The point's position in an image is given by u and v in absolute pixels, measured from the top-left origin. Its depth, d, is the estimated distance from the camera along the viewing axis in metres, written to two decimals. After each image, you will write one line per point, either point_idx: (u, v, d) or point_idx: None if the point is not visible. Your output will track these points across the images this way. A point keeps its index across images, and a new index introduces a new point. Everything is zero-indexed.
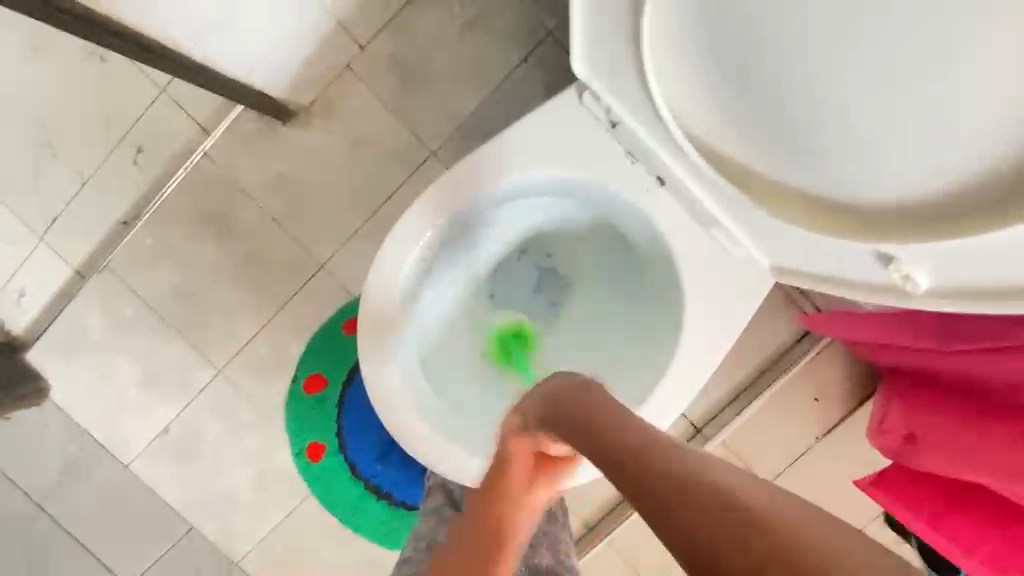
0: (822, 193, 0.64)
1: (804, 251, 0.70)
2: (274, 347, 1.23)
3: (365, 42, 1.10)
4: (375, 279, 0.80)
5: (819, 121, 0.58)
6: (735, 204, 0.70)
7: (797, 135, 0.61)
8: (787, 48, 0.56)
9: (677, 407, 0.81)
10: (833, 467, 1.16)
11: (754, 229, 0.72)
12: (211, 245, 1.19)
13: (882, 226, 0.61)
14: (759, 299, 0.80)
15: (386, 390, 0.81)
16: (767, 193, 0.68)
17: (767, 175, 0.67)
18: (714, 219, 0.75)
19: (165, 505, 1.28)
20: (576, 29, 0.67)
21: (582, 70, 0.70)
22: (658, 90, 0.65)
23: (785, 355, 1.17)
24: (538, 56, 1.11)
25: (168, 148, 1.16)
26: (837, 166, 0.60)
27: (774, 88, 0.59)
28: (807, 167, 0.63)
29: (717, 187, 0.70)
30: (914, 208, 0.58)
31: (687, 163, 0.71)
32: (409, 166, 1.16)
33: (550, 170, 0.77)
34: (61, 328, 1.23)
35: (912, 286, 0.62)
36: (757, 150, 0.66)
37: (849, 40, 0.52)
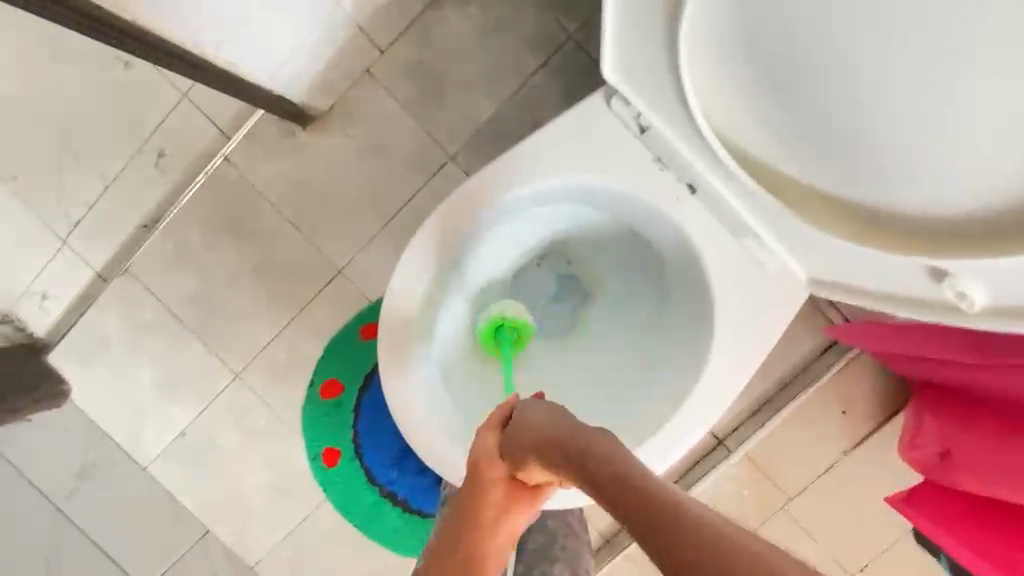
0: (862, 203, 0.63)
1: (843, 263, 0.69)
2: (290, 352, 1.23)
3: (385, 46, 1.09)
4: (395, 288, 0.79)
5: (863, 128, 0.57)
6: (769, 209, 0.69)
7: (838, 142, 0.59)
8: (832, 54, 0.54)
9: (703, 422, 0.79)
10: (860, 483, 1.12)
11: (786, 235, 0.71)
12: (230, 249, 1.19)
13: (925, 241, 0.61)
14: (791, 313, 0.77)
15: (407, 400, 0.81)
16: (804, 203, 0.67)
17: (805, 184, 0.66)
18: (747, 228, 0.73)
19: (182, 508, 1.29)
20: (608, 34, 0.65)
21: (613, 75, 0.68)
22: (693, 95, 0.63)
23: (809, 366, 1.14)
24: (559, 60, 1.09)
25: (190, 152, 1.17)
26: (879, 176, 0.59)
27: (814, 94, 0.57)
28: (846, 174, 0.61)
29: (751, 196, 0.70)
30: (960, 223, 0.58)
31: (720, 170, 0.70)
32: (428, 170, 1.14)
33: (577, 178, 0.75)
34: (83, 330, 1.24)
35: (967, 305, 0.60)
36: (793, 157, 0.64)
37: (901, 46, 0.50)
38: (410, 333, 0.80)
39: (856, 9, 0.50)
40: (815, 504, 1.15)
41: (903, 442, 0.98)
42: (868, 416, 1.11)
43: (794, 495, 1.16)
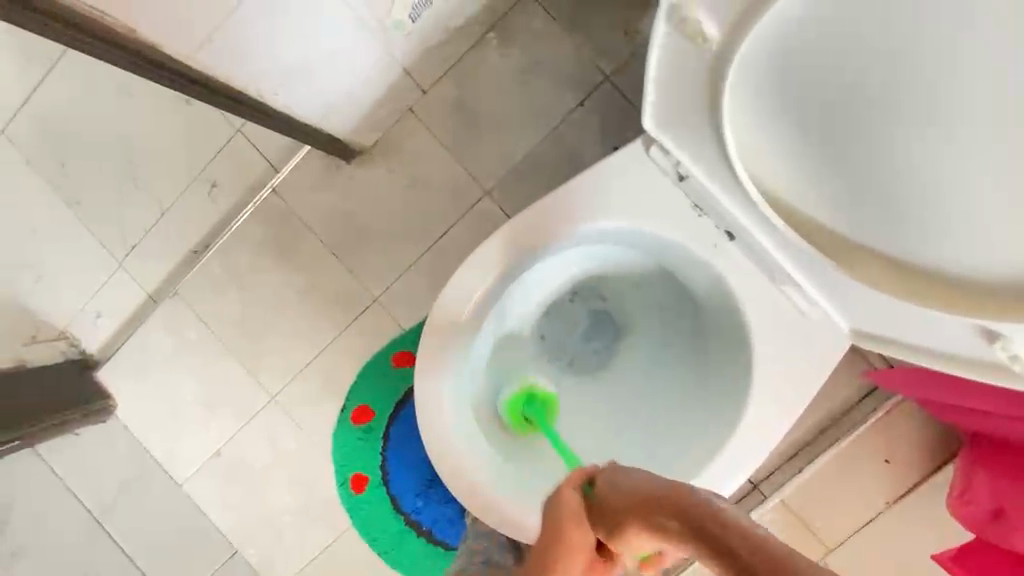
0: (905, 258, 0.63)
1: (886, 315, 0.69)
2: (325, 377, 1.26)
3: (427, 86, 1.14)
4: (434, 324, 0.79)
5: (905, 184, 0.57)
6: (811, 259, 0.69)
7: (883, 197, 0.60)
8: (881, 111, 0.54)
9: (743, 470, 0.78)
10: (905, 537, 1.07)
11: (826, 283, 0.71)
12: (273, 275, 1.24)
13: (970, 301, 0.60)
14: (830, 363, 0.76)
15: (442, 432, 0.81)
16: (846, 256, 0.67)
17: (847, 237, 0.66)
18: (787, 275, 0.73)
19: (213, 527, 1.31)
20: (651, 88, 0.66)
21: (654, 125, 0.69)
22: (734, 149, 0.64)
23: (849, 412, 1.10)
24: (594, 100, 1.12)
25: (240, 182, 1.24)
26: (928, 232, 0.59)
27: (856, 149, 0.58)
28: (890, 228, 0.61)
29: (791, 245, 0.69)
30: (1006, 288, 0.57)
31: (759, 219, 0.70)
32: (464, 205, 1.18)
33: (616, 224, 0.76)
34: (133, 348, 1.30)
35: (1019, 365, 0.60)
36: (828, 210, 0.65)
37: (949, 105, 0.51)
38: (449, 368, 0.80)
39: (913, 71, 0.50)
40: (857, 557, 1.10)
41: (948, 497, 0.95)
42: (914, 466, 1.06)
43: (832, 546, 1.11)
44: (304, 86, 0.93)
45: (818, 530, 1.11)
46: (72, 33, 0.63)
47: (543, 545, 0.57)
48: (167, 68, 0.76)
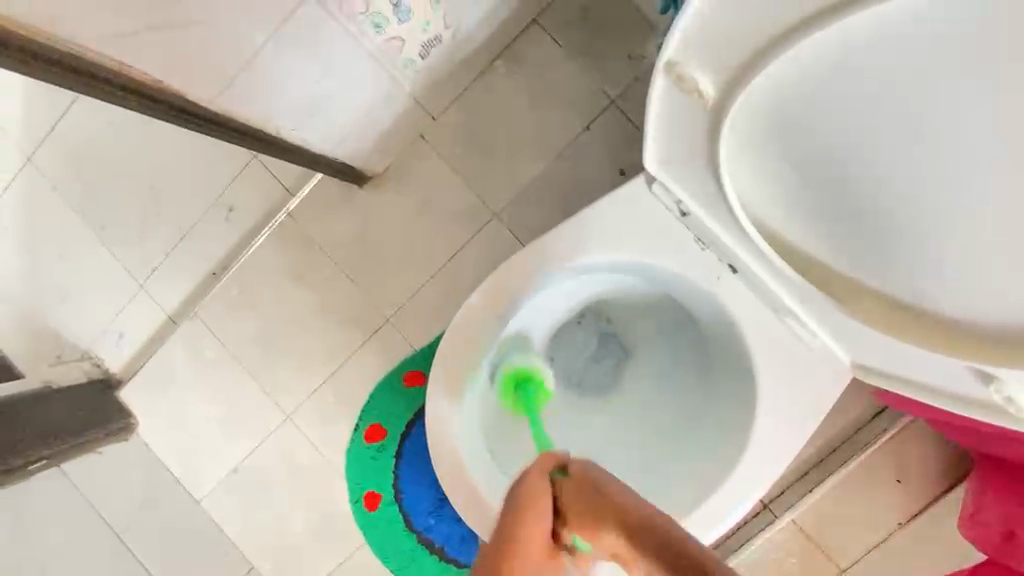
0: (902, 298, 0.64)
1: (887, 353, 0.69)
2: (339, 396, 1.28)
3: (437, 113, 1.17)
4: (443, 354, 0.81)
5: (900, 230, 0.58)
6: (810, 293, 0.70)
7: (878, 240, 0.61)
8: (873, 161, 0.55)
9: (750, 495, 0.77)
10: (919, 558, 1.06)
11: (826, 318, 0.71)
12: (288, 297, 1.28)
13: (968, 344, 0.61)
14: (836, 395, 0.76)
15: (452, 460, 0.82)
16: (846, 293, 0.68)
17: (846, 275, 0.67)
18: (790, 310, 0.74)
19: (230, 544, 1.34)
20: (650, 130, 0.67)
21: (654, 164, 0.70)
22: (731, 191, 0.66)
23: (860, 431, 1.10)
24: (600, 124, 1.14)
25: (257, 207, 1.27)
26: (924, 277, 0.59)
27: (852, 194, 0.59)
28: (886, 270, 0.62)
29: (790, 281, 0.71)
30: (1002, 338, 0.58)
31: (759, 255, 0.71)
32: (473, 228, 1.20)
33: (621, 257, 0.78)
34: (154, 368, 1.34)
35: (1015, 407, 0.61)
36: (827, 248, 0.66)
37: (937, 160, 0.52)
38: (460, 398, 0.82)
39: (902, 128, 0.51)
40: None
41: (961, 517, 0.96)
42: (926, 486, 1.06)
43: (845, 566, 1.10)
44: (319, 120, 0.96)
45: (830, 550, 1.11)
46: (83, 80, 0.66)
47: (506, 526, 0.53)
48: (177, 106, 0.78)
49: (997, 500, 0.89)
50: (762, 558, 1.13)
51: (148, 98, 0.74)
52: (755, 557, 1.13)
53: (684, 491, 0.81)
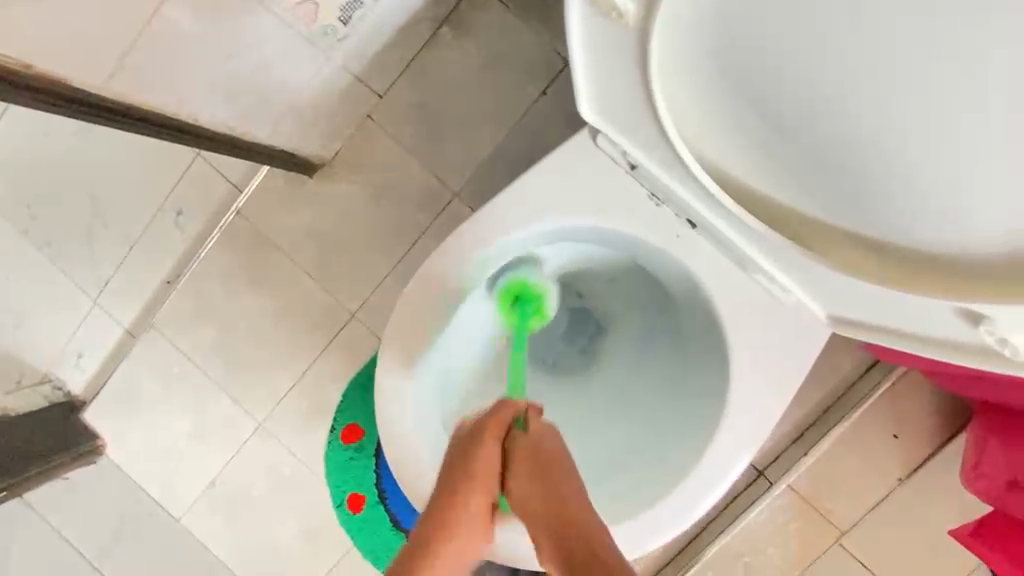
0: (868, 233, 0.59)
1: (859, 299, 0.64)
2: (312, 398, 1.23)
3: (384, 91, 1.10)
4: (389, 342, 0.75)
5: (857, 155, 0.53)
6: (773, 241, 0.64)
7: (833, 168, 0.56)
8: (818, 79, 0.50)
9: (738, 467, 0.72)
10: (923, 512, 1.02)
11: (793, 268, 0.66)
12: (247, 300, 1.21)
13: (934, 274, 0.57)
14: (813, 353, 0.71)
15: (409, 453, 0.76)
16: (811, 235, 0.63)
17: (809, 216, 0.62)
18: (755, 263, 0.68)
19: (216, 560, 1.29)
20: (580, 76, 0.62)
21: (591, 113, 0.65)
22: (673, 129, 0.60)
23: (852, 389, 1.05)
24: (557, 87, 1.07)
25: (206, 208, 1.20)
26: (890, 201, 0.55)
27: (800, 120, 0.54)
28: (851, 200, 0.57)
29: (748, 229, 0.65)
30: (984, 258, 0.53)
31: (715, 205, 0.66)
32: (433, 209, 1.14)
33: (574, 220, 0.71)
34: (116, 387, 1.28)
35: (1011, 350, 0.56)
36: (786, 186, 0.61)
37: (883, 70, 0.47)
38: (408, 385, 0.75)
39: (846, 33, 0.46)
40: (873, 538, 1.05)
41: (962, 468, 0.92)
42: (925, 438, 1.02)
43: (846, 529, 1.06)
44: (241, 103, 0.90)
45: (831, 513, 1.07)
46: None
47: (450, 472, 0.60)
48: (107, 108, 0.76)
49: (1000, 448, 0.85)
50: (762, 527, 1.09)
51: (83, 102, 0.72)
52: (754, 525, 1.10)
53: (665, 465, 0.76)
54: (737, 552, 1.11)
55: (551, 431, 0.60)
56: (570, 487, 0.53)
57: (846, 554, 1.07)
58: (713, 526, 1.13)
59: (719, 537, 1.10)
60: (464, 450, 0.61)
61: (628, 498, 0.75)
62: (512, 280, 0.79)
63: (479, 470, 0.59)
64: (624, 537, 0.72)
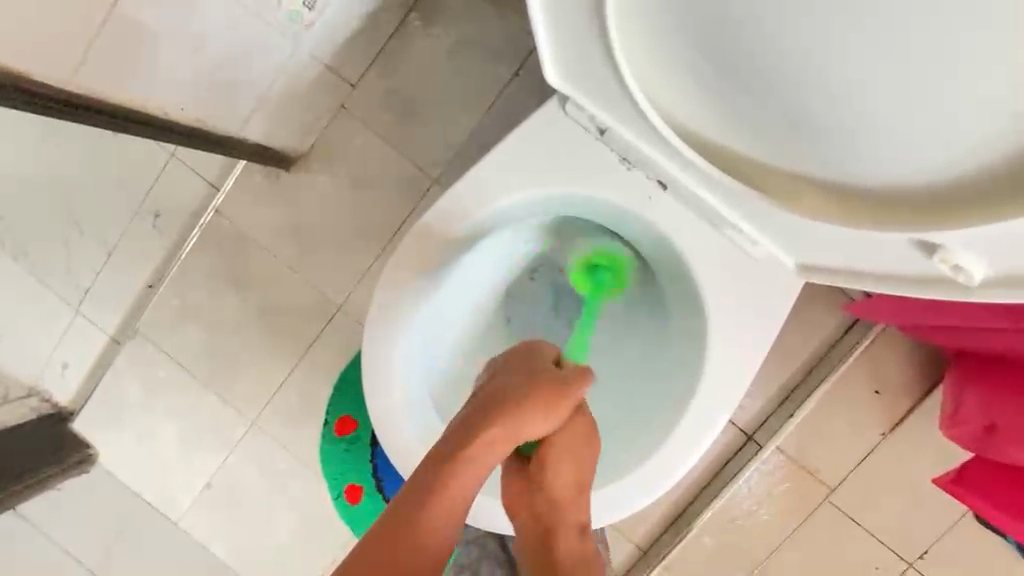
0: (829, 180, 0.60)
1: (825, 245, 0.66)
2: (303, 394, 1.23)
3: (355, 80, 1.10)
4: (374, 322, 0.76)
5: (810, 99, 0.53)
6: (741, 194, 0.66)
7: (786, 118, 0.56)
8: (760, 30, 0.51)
9: (716, 426, 0.73)
10: (906, 464, 1.05)
11: (762, 220, 0.67)
12: (231, 299, 1.21)
13: (892, 214, 0.58)
14: (789, 304, 0.73)
15: (398, 429, 0.76)
16: (775, 186, 0.64)
17: (772, 166, 0.62)
18: (726, 219, 0.70)
19: (217, 561, 1.29)
20: (542, 41, 0.63)
21: (556, 78, 0.66)
22: (635, 87, 0.62)
23: (833, 349, 1.08)
24: (529, 67, 1.07)
25: (185, 209, 1.19)
26: (844, 142, 0.55)
27: (751, 74, 0.55)
28: (810, 149, 0.58)
29: (717, 184, 0.66)
30: (939, 190, 0.53)
31: (685, 163, 0.67)
32: (413, 197, 1.14)
33: (547, 190, 0.73)
34: (103, 394, 1.27)
35: (965, 278, 0.56)
36: (748, 141, 0.61)
37: (818, 17, 0.47)
38: (397, 360, 0.76)
39: None
40: (861, 492, 1.08)
41: (943, 419, 0.94)
42: (905, 392, 1.05)
43: (834, 486, 1.09)
44: (209, 94, 0.90)
45: (818, 472, 1.10)
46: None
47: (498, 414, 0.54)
48: (83, 107, 0.75)
49: (977, 395, 0.87)
50: (753, 490, 1.12)
51: (60, 102, 0.72)
52: (745, 488, 1.12)
53: (652, 428, 0.77)
54: (730, 515, 1.13)
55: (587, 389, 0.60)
56: (586, 469, 0.62)
57: (835, 510, 1.10)
58: (706, 492, 1.15)
59: (713, 503, 1.13)
60: (507, 395, 0.56)
61: (617, 463, 0.77)
62: (597, 250, 0.87)
63: (532, 431, 0.56)
64: (601, 503, 0.74)
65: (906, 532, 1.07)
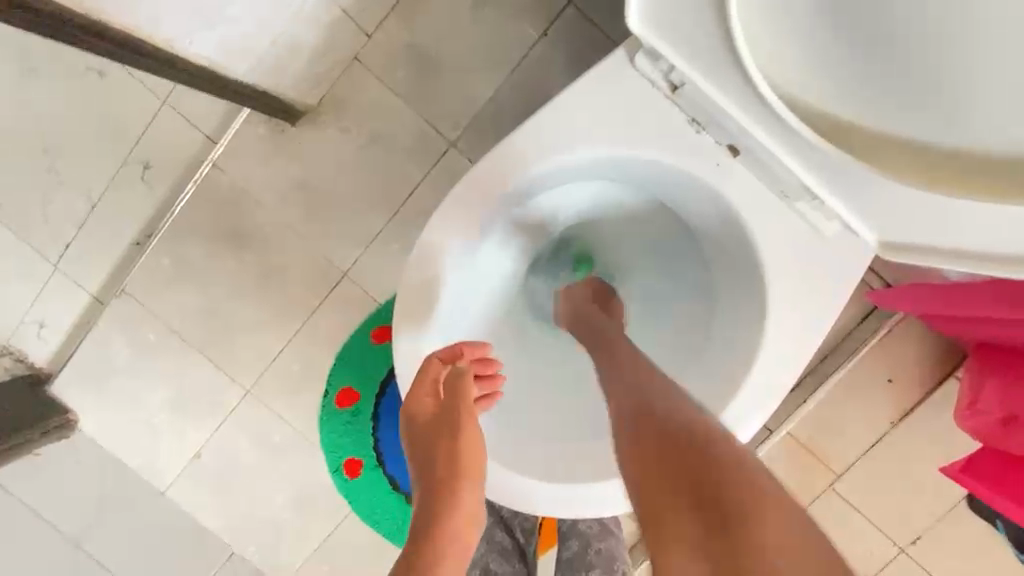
0: (933, 145, 0.57)
1: (915, 218, 0.63)
2: (302, 364, 1.17)
3: (372, 30, 1.02)
4: (411, 276, 0.72)
5: (927, 52, 0.51)
6: (826, 157, 0.62)
7: (905, 70, 0.53)
8: None
9: (755, 417, 0.71)
10: (915, 454, 1.06)
11: (844, 188, 0.65)
12: (229, 261, 1.13)
13: (1012, 186, 0.55)
14: (853, 282, 0.70)
15: None
16: (870, 150, 0.61)
17: (867, 128, 0.59)
18: (802, 189, 0.67)
19: (208, 532, 1.24)
20: None
21: (638, 25, 0.62)
22: (738, 31, 0.58)
23: (849, 336, 1.07)
24: (558, 28, 1.01)
25: (178, 161, 1.10)
26: (966, 104, 0.53)
27: (867, 15, 0.52)
28: (919, 105, 0.55)
29: (803, 146, 0.63)
30: None
31: (769, 124, 0.63)
32: (428, 160, 1.08)
33: (607, 149, 0.69)
34: (82, 359, 1.17)
35: None
36: (848, 97, 0.58)
37: None
38: (429, 313, 0.73)
39: None
40: (868, 480, 1.09)
41: (958, 409, 0.94)
42: (919, 381, 1.04)
43: (842, 472, 1.10)
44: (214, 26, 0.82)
45: (827, 458, 1.10)
46: None
47: (444, 430, 0.66)
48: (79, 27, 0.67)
49: (999, 385, 0.87)
50: None
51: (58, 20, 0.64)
52: None
53: None
54: None
55: (478, 343, 0.74)
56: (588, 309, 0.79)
57: (839, 495, 1.11)
58: None
59: None
60: (432, 398, 0.68)
61: None
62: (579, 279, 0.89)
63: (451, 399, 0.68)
64: None
65: (909, 519, 1.08)
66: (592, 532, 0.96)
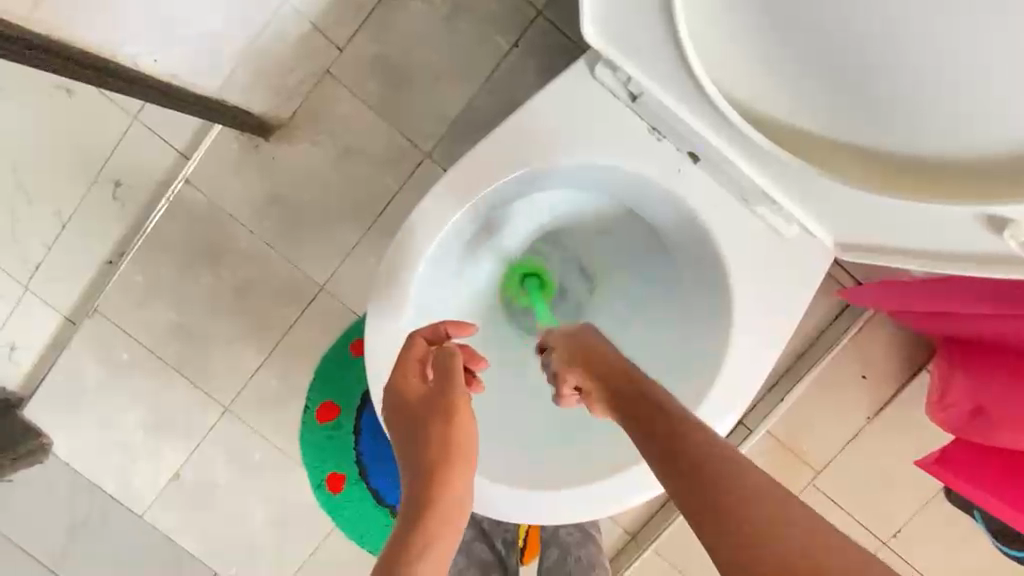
0: (879, 149, 0.59)
1: (871, 218, 0.65)
2: (281, 378, 1.16)
3: (343, 43, 1.03)
4: (382, 287, 0.72)
5: (865, 66, 0.53)
6: (782, 163, 0.64)
7: (847, 79, 0.55)
8: None
9: (730, 414, 0.72)
10: (890, 448, 1.08)
11: (802, 192, 0.67)
12: (204, 277, 1.12)
13: (972, 189, 0.56)
14: (818, 281, 0.72)
15: None
16: (821, 154, 0.63)
17: (816, 134, 0.61)
18: (761, 194, 0.69)
19: (187, 554, 1.22)
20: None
21: (594, 38, 0.63)
22: (686, 40, 0.59)
23: (824, 334, 1.09)
24: (529, 38, 1.02)
25: (149, 178, 1.08)
26: (908, 113, 0.54)
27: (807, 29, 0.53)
28: (862, 113, 0.57)
29: (760, 152, 0.64)
30: (998, 163, 0.53)
31: (727, 132, 0.65)
32: (403, 171, 1.08)
33: (572, 158, 0.70)
34: (54, 382, 1.15)
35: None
36: (797, 104, 0.60)
37: None
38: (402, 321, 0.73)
39: None
40: (846, 476, 1.10)
41: (931, 402, 0.97)
42: (891, 377, 1.06)
43: (821, 468, 1.12)
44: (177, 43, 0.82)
45: (807, 455, 1.12)
46: None
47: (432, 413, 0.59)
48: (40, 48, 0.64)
49: (965, 378, 0.90)
50: None
51: (24, 43, 0.62)
52: None
53: None
54: None
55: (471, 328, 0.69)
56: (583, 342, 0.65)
57: (819, 492, 1.12)
58: None
59: None
60: (413, 377, 0.63)
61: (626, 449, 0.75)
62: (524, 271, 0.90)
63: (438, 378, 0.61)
64: (616, 489, 0.73)
65: (885, 513, 1.10)
66: (571, 540, 0.96)
